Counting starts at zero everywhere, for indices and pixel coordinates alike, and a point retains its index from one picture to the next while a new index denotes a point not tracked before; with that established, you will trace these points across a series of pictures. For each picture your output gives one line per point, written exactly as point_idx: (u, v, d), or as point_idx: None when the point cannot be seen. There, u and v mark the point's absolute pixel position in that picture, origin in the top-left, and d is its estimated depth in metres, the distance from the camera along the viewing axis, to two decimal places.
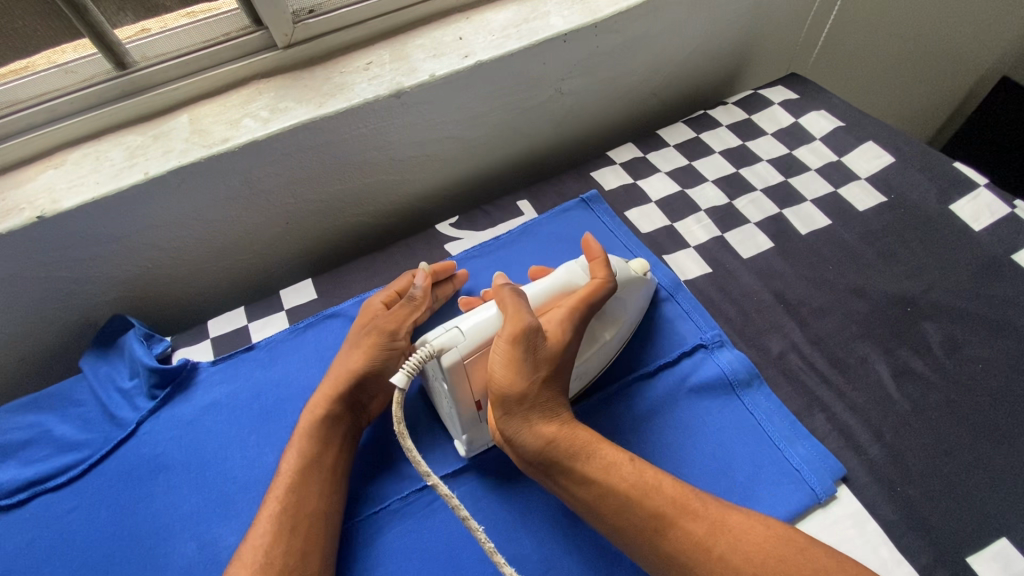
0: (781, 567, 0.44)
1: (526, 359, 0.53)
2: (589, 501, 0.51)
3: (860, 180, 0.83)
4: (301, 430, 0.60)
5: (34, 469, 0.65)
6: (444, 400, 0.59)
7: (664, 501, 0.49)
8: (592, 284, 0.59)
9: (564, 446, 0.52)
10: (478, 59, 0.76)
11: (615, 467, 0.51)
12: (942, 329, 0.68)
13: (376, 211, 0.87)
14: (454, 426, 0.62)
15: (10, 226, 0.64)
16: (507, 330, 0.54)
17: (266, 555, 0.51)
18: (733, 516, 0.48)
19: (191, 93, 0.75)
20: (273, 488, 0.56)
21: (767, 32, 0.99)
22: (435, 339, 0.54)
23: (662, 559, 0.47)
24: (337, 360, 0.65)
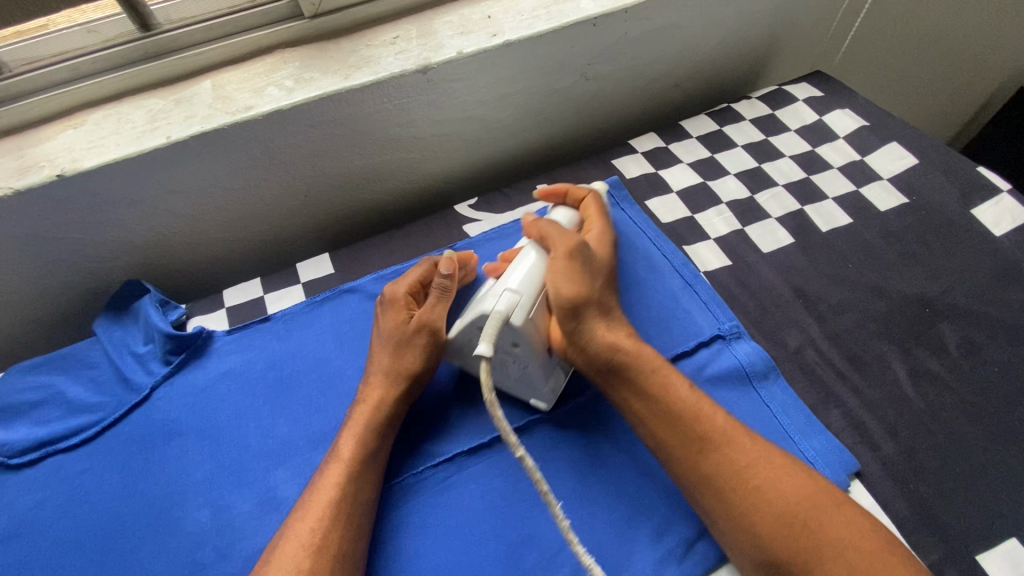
0: (810, 520, 0.47)
1: (582, 270, 0.59)
2: (650, 413, 0.54)
3: (882, 180, 0.82)
4: (358, 417, 0.59)
5: (46, 430, 0.64)
6: (513, 364, 0.60)
7: (715, 428, 0.52)
8: (591, 202, 0.69)
9: (629, 356, 0.56)
10: (507, 38, 0.75)
11: (669, 379, 0.55)
12: (959, 331, 0.68)
13: (395, 189, 0.87)
14: (530, 391, 0.62)
15: (30, 183, 0.64)
16: (559, 248, 0.60)
17: (322, 538, 0.51)
18: (773, 466, 0.50)
19: (213, 59, 0.74)
20: (329, 471, 0.55)
21: (795, 27, 0.98)
22: (498, 304, 0.55)
23: (705, 480, 0.51)
24: (383, 359, 0.62)
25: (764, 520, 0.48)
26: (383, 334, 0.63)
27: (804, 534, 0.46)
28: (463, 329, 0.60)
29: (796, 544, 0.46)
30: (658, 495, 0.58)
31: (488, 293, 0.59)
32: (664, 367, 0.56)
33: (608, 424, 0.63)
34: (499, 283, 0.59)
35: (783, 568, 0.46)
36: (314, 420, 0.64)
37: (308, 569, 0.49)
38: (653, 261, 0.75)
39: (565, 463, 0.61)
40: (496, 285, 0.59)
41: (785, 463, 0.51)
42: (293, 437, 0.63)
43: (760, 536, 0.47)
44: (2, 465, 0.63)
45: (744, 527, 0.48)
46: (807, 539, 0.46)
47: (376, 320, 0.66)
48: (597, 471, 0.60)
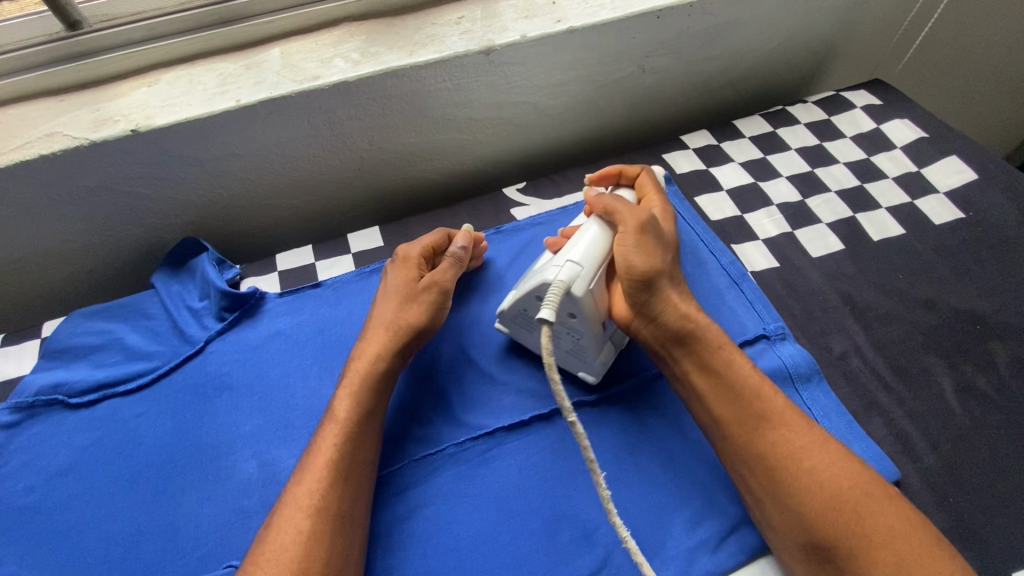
0: (859, 507, 0.47)
1: (652, 246, 0.59)
2: (708, 388, 0.55)
3: (939, 193, 0.81)
4: (352, 375, 0.59)
5: (105, 373, 0.67)
6: (568, 335, 0.61)
7: (772, 407, 0.53)
8: (646, 180, 0.69)
9: (698, 330, 0.57)
10: (571, 25, 0.75)
11: (730, 355, 0.56)
12: (1009, 350, 0.67)
13: (445, 168, 0.88)
14: (580, 360, 0.64)
15: (105, 135, 0.66)
16: (629, 222, 0.60)
17: (321, 500, 0.51)
18: (815, 448, 0.50)
19: (283, 28, 0.76)
20: (326, 432, 0.56)
21: (858, 33, 0.96)
22: (558, 274, 0.56)
23: (755, 456, 0.51)
24: (388, 313, 0.63)
25: (812, 499, 0.48)
26: (390, 289, 0.65)
27: (852, 518, 0.47)
28: (520, 298, 0.61)
29: (846, 529, 0.46)
30: (695, 486, 0.58)
31: (546, 264, 0.60)
32: (725, 344, 0.57)
33: (648, 413, 0.63)
34: (558, 254, 0.60)
35: (829, 550, 0.47)
36: None
37: (308, 531, 0.49)
38: (700, 257, 0.75)
39: (602, 448, 0.61)
40: (555, 256, 0.59)
41: (816, 445, 0.51)
42: None
43: (809, 520, 0.48)
44: (62, 403, 0.65)
45: (788, 505, 0.49)
46: (855, 522, 0.46)
47: (384, 278, 0.67)
48: (634, 458, 0.60)
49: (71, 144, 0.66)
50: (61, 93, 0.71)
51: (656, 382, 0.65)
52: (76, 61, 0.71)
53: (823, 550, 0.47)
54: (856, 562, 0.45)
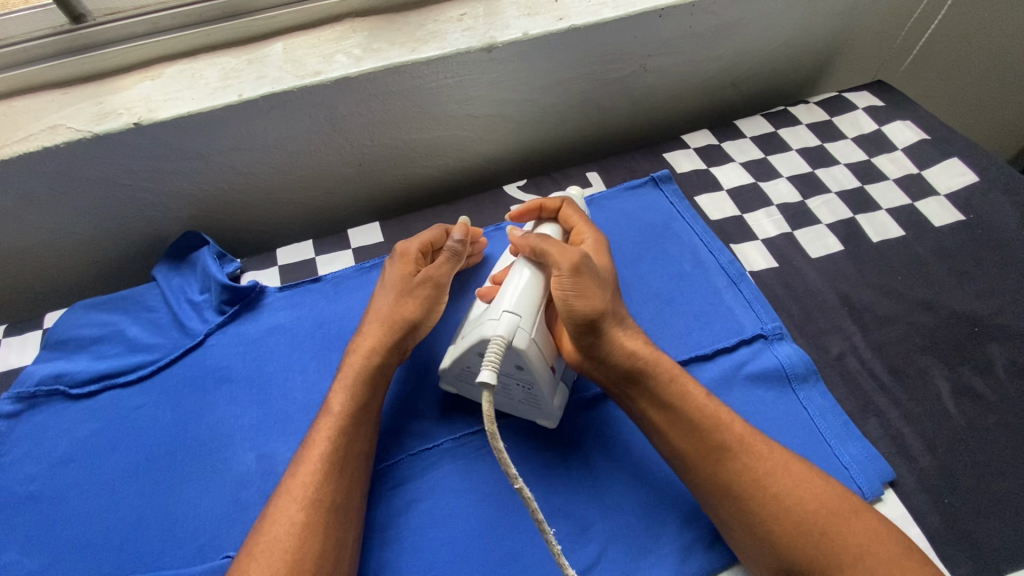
0: (828, 527, 0.48)
1: (592, 284, 0.57)
2: (665, 422, 0.55)
3: (939, 195, 0.81)
4: (348, 367, 0.59)
5: (106, 364, 0.68)
6: (517, 385, 0.58)
7: (730, 432, 0.53)
8: (569, 211, 0.67)
9: (648, 365, 0.56)
10: (573, 23, 0.75)
11: (683, 381, 0.56)
12: (1006, 353, 0.67)
13: (446, 165, 0.88)
14: (532, 408, 0.61)
15: (108, 128, 0.67)
16: (563, 264, 0.56)
17: (315, 491, 0.52)
18: (779, 473, 0.51)
19: (286, 23, 0.76)
20: (321, 425, 0.56)
21: (861, 34, 0.96)
22: (498, 328, 0.54)
23: (718, 487, 0.52)
24: (384, 307, 0.63)
25: (778, 525, 0.49)
26: (388, 283, 0.65)
27: (821, 541, 0.47)
28: (460, 355, 0.58)
29: (817, 552, 0.47)
30: None
31: (482, 318, 0.57)
32: (677, 373, 0.57)
33: None
34: (494, 304, 0.57)
35: (801, 572, 0.48)
36: None
37: (303, 522, 0.50)
38: (699, 256, 0.75)
39: (598, 446, 0.61)
40: (490, 308, 0.57)
41: (779, 469, 0.51)
42: None
43: (778, 545, 0.48)
44: (63, 393, 0.66)
45: (756, 531, 0.50)
46: (824, 544, 0.47)
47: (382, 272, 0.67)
48: (630, 455, 0.61)
49: (74, 136, 0.66)
50: (65, 85, 0.72)
51: None
52: (81, 54, 0.71)
53: (796, 575, 0.48)
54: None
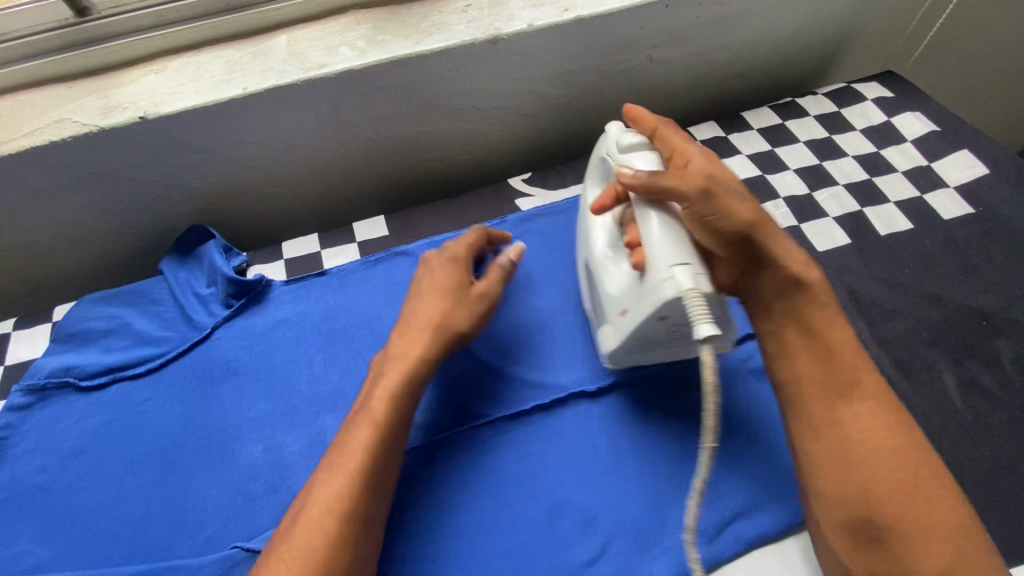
0: (925, 489, 0.49)
1: (726, 200, 0.54)
2: (801, 345, 0.57)
3: (949, 188, 0.80)
4: (395, 372, 0.57)
5: (114, 357, 0.68)
6: (653, 334, 0.56)
7: (839, 363, 0.55)
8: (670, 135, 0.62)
9: (806, 291, 0.57)
10: (579, 14, 0.75)
11: (824, 307, 0.57)
12: (1015, 347, 0.67)
13: (451, 157, 0.88)
14: (676, 347, 0.61)
15: (113, 123, 0.67)
16: (693, 187, 0.53)
17: (348, 502, 0.50)
18: (896, 429, 0.51)
19: (290, 15, 0.76)
20: (363, 431, 0.53)
21: (871, 23, 0.95)
22: (679, 286, 0.49)
23: (834, 425, 0.53)
24: (435, 312, 0.60)
25: (879, 478, 0.49)
26: (433, 287, 0.63)
27: (917, 509, 0.48)
28: (641, 321, 0.54)
29: (909, 514, 0.48)
30: (693, 478, 0.59)
31: (649, 281, 0.52)
32: (823, 300, 0.57)
33: (649, 406, 0.64)
34: (651, 262, 0.51)
35: (881, 529, 0.48)
36: (363, 373, 0.67)
37: (336, 533, 0.48)
38: None
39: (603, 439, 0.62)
40: (651, 267, 0.52)
41: (897, 427, 0.52)
42: (342, 386, 0.66)
43: (874, 495, 0.49)
44: (73, 385, 0.66)
45: (853, 475, 0.50)
46: (919, 509, 0.48)
47: (424, 274, 0.65)
48: (635, 450, 0.61)
49: (80, 131, 0.66)
50: (71, 79, 0.72)
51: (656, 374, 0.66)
52: (86, 48, 0.71)
53: (873, 528, 0.48)
54: (908, 548, 0.47)
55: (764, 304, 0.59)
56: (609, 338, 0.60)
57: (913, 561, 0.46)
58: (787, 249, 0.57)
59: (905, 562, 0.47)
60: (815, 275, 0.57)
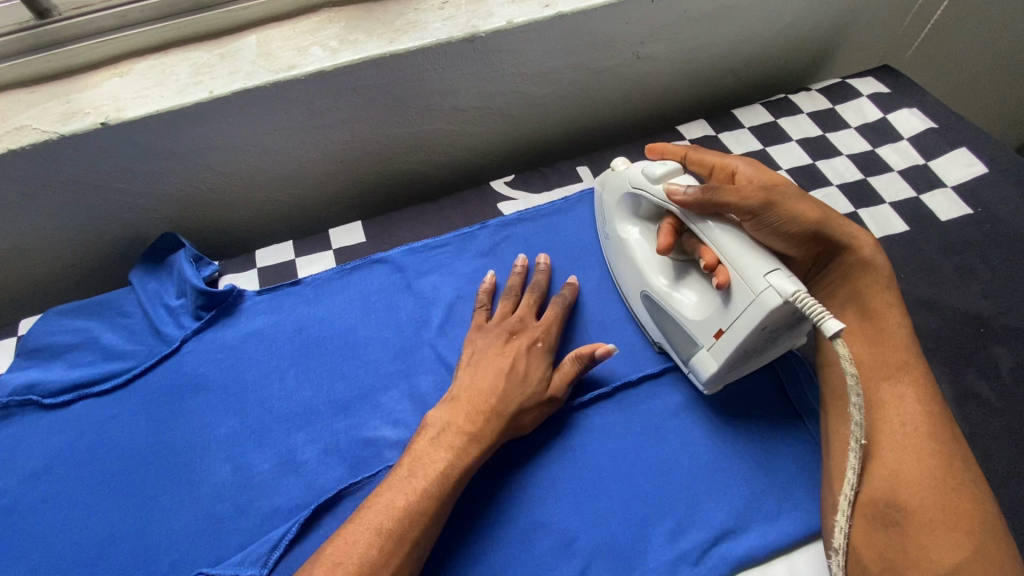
0: (952, 482, 0.47)
1: (788, 204, 0.54)
2: (863, 331, 0.56)
3: (946, 187, 0.77)
4: (462, 450, 0.54)
5: (79, 373, 0.66)
6: (753, 348, 0.54)
7: (889, 348, 0.54)
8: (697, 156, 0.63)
9: (862, 277, 0.57)
10: (560, 10, 0.71)
11: (885, 290, 0.57)
12: (1014, 355, 0.64)
13: (432, 160, 0.85)
14: (751, 364, 0.58)
15: (74, 129, 0.64)
16: (752, 200, 0.53)
17: (398, 529, 0.49)
18: (937, 418, 0.50)
19: (260, 15, 0.73)
20: (419, 478, 0.52)
21: (867, 16, 0.91)
22: (782, 291, 0.48)
23: (876, 405, 0.52)
24: (509, 396, 0.57)
25: (911, 461, 0.48)
26: (518, 369, 0.58)
27: (943, 497, 0.46)
28: (746, 340, 0.51)
29: (934, 501, 0.46)
30: (677, 495, 0.56)
31: (743, 296, 0.50)
32: (885, 283, 0.57)
33: (634, 419, 0.61)
34: (744, 276, 0.50)
35: (903, 513, 0.47)
36: (337, 388, 0.65)
37: (381, 541, 0.48)
38: None
39: (584, 455, 0.59)
40: (744, 281, 0.50)
41: (939, 415, 0.51)
42: (315, 402, 0.64)
43: (902, 478, 0.48)
44: (37, 403, 0.64)
45: (886, 457, 0.49)
46: (946, 497, 0.46)
47: (504, 347, 0.60)
48: (616, 466, 0.58)
49: (40, 138, 0.63)
50: (31, 84, 0.69)
51: (640, 386, 0.63)
52: (45, 51, 0.68)
53: (896, 511, 0.47)
54: (927, 534, 0.46)
55: (825, 293, 0.60)
56: (707, 363, 0.57)
57: (931, 548, 0.45)
58: (851, 231, 0.57)
59: (921, 548, 0.45)
60: (883, 260, 0.57)
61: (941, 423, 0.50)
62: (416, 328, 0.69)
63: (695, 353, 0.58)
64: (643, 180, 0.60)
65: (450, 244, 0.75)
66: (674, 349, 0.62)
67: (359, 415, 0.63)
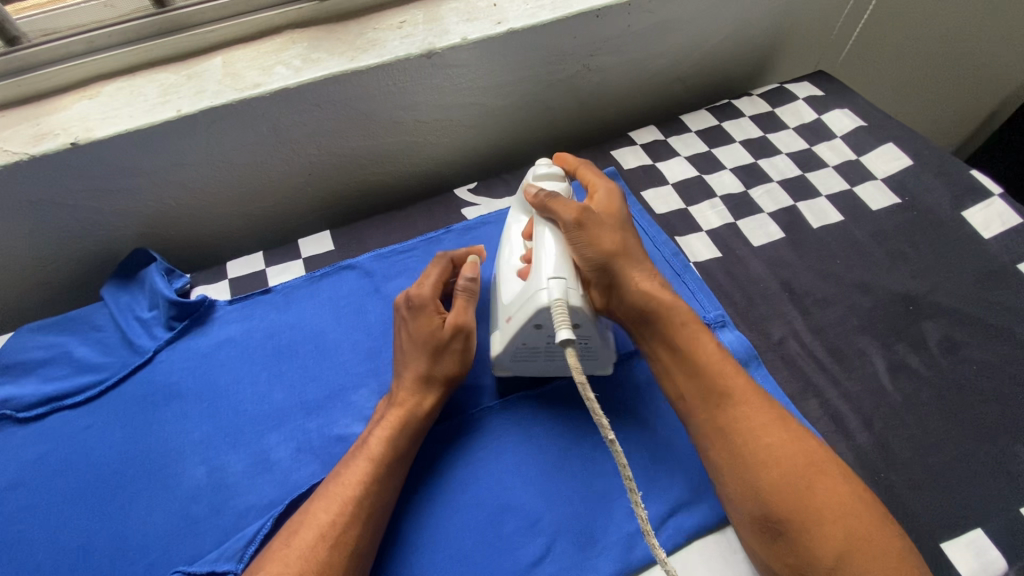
0: (810, 480, 0.50)
1: (596, 230, 0.59)
2: (671, 364, 0.58)
3: (876, 180, 0.83)
4: (391, 418, 0.58)
5: (53, 387, 0.67)
6: (533, 342, 0.60)
7: (704, 378, 0.56)
8: (584, 171, 0.68)
9: (665, 316, 0.59)
10: (511, 27, 0.76)
11: (686, 327, 0.59)
12: (941, 329, 0.69)
13: (398, 170, 0.89)
14: (589, 361, 0.63)
15: (44, 150, 0.66)
16: (570, 214, 0.59)
17: (345, 498, 0.52)
18: (773, 425, 0.53)
19: (226, 37, 0.76)
20: (358, 452, 0.55)
21: (800, 27, 0.99)
22: (550, 295, 0.55)
23: (720, 430, 0.54)
24: (413, 365, 0.60)
25: (767, 474, 0.50)
26: (413, 332, 0.61)
27: (806, 497, 0.49)
28: (517, 329, 0.58)
29: (794, 504, 0.49)
30: (635, 474, 0.60)
31: (528, 290, 0.57)
32: (688, 322, 0.59)
33: (592, 404, 0.64)
34: (534, 276, 0.57)
35: (783, 523, 0.49)
36: (308, 389, 0.67)
37: (331, 511, 0.51)
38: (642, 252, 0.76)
39: (546, 442, 0.62)
40: (533, 279, 0.57)
41: (772, 422, 0.53)
42: (287, 403, 0.66)
43: (766, 490, 0.50)
44: (10, 418, 0.65)
45: (746, 476, 0.51)
46: (808, 496, 0.49)
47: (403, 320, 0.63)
48: (577, 450, 0.61)
49: (11, 159, 0.65)
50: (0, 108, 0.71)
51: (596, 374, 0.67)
52: (14, 76, 0.70)
53: (776, 523, 0.49)
54: (806, 536, 0.48)
55: (633, 328, 0.61)
56: (495, 344, 0.62)
57: (812, 547, 0.47)
58: (648, 273, 0.60)
59: (805, 550, 0.48)
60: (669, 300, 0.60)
61: (785, 430, 0.53)
62: (384, 330, 0.72)
63: (495, 336, 0.64)
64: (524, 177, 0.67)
65: (417, 249, 0.79)
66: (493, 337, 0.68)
67: (331, 414, 0.65)
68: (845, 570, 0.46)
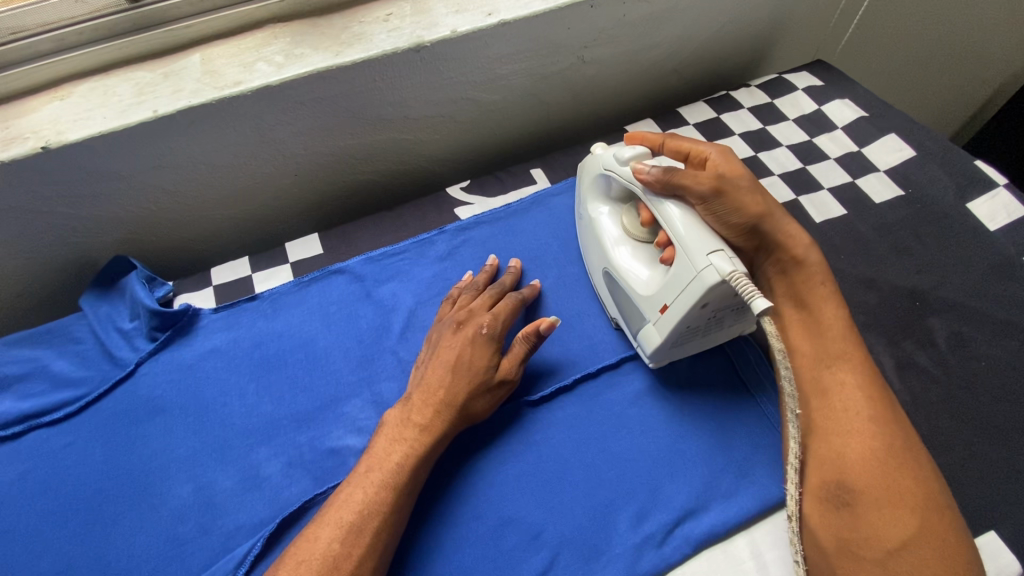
0: (896, 462, 0.49)
1: (737, 196, 0.57)
2: (798, 321, 0.58)
3: (879, 172, 0.81)
4: (406, 441, 0.54)
5: (30, 403, 0.64)
6: (696, 325, 0.56)
7: (829, 340, 0.56)
8: (674, 143, 0.64)
9: (804, 273, 0.59)
10: (503, 18, 0.73)
11: (823, 285, 0.59)
12: (948, 325, 0.68)
13: (387, 169, 0.86)
14: (705, 339, 0.60)
15: (13, 155, 0.63)
16: (705, 185, 0.55)
17: (357, 525, 0.49)
18: (877, 402, 0.52)
19: (204, 32, 0.73)
20: (372, 472, 0.52)
21: (798, 15, 0.96)
22: (720, 270, 0.50)
23: (821, 392, 0.54)
24: (455, 387, 0.57)
25: (855, 444, 0.50)
26: (458, 356, 0.59)
27: (887, 476, 0.49)
28: (687, 314, 0.54)
29: (880, 481, 0.49)
30: (639, 482, 0.58)
31: (686, 273, 0.53)
32: (817, 278, 0.59)
33: (593, 411, 0.62)
34: (687, 254, 0.52)
35: (853, 495, 0.49)
36: (298, 400, 0.64)
37: (340, 538, 0.49)
38: None
39: (547, 451, 0.60)
40: (687, 260, 0.52)
41: (877, 397, 0.53)
42: (277, 416, 0.63)
43: (849, 461, 0.50)
44: None
45: (833, 442, 0.52)
46: (890, 476, 0.49)
47: (451, 338, 0.60)
48: (580, 459, 0.59)
49: None
50: None
51: (596, 379, 0.64)
52: None
53: (846, 493, 0.49)
54: (875, 513, 0.48)
55: (767, 285, 0.61)
56: (652, 338, 0.59)
57: (877, 524, 0.48)
58: (795, 229, 0.60)
59: (869, 528, 0.48)
60: (815, 256, 0.59)
61: (887, 407, 0.53)
62: (376, 336, 0.69)
63: (643, 329, 0.60)
64: (613, 163, 0.62)
65: (409, 251, 0.76)
66: (628, 326, 0.65)
67: (322, 426, 0.62)
68: (907, 555, 0.46)
